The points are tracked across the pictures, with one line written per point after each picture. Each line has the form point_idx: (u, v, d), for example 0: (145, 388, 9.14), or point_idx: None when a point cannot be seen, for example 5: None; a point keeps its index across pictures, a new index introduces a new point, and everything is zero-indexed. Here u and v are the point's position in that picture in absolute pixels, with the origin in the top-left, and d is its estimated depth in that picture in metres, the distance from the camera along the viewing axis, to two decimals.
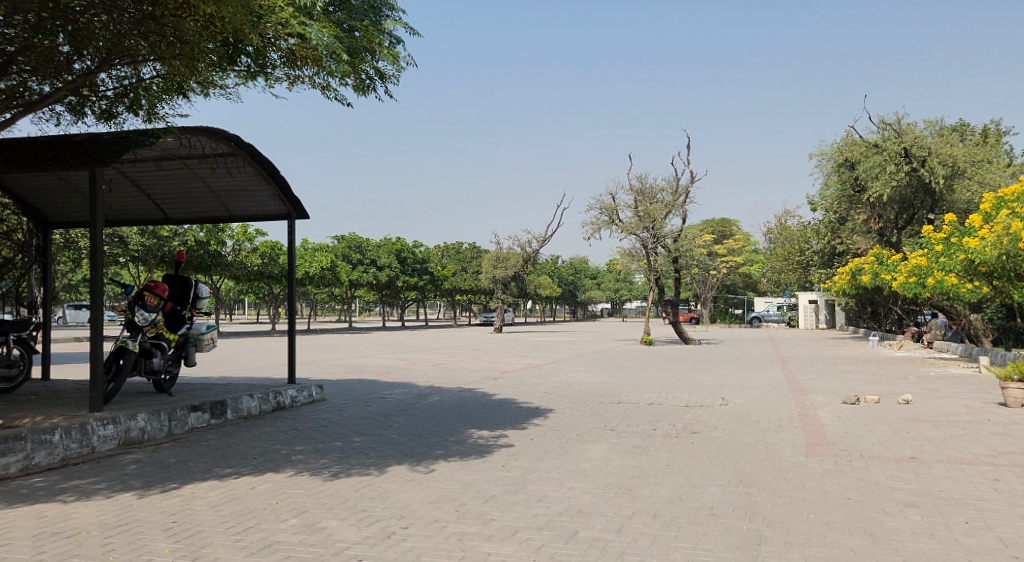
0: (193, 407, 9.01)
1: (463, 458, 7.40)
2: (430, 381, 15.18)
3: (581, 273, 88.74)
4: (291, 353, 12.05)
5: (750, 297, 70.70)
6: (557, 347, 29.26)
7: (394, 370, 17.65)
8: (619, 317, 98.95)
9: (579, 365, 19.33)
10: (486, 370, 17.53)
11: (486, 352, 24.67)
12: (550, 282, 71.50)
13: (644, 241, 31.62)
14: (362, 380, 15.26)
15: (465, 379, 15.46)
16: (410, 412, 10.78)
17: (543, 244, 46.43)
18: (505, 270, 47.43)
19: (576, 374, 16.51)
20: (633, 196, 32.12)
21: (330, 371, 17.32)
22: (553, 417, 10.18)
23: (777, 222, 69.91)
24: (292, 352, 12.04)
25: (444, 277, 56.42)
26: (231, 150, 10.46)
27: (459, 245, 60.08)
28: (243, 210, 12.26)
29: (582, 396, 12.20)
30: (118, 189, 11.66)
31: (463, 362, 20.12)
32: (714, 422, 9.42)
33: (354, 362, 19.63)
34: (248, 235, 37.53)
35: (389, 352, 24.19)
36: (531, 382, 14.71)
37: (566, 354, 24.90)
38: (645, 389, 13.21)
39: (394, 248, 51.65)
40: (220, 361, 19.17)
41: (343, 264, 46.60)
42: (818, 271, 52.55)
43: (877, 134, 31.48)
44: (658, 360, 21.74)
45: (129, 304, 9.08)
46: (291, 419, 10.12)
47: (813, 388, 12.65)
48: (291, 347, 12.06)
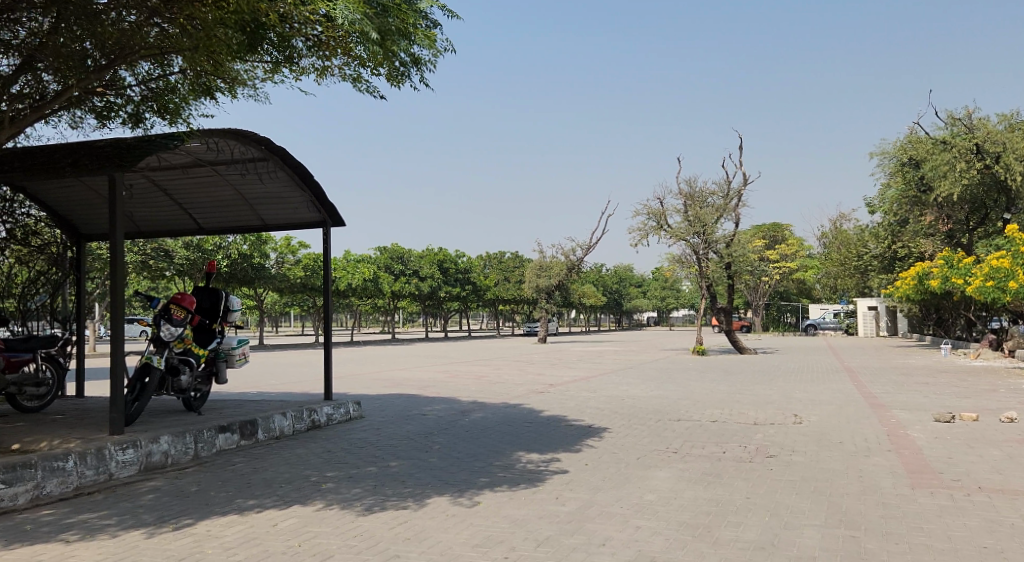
0: (221, 427, 8.38)
1: (511, 487, 6.59)
2: (473, 395, 14.40)
3: (626, 282, 87.39)
4: (327, 369, 11.32)
5: (803, 304, 68.54)
6: (605, 357, 28.25)
7: (435, 384, 16.93)
8: (665, 326, 97.14)
9: (629, 377, 18.35)
10: (532, 383, 16.68)
11: (531, 364, 23.83)
12: (595, 291, 70.28)
13: (694, 247, 30.47)
14: (403, 395, 14.55)
15: (511, 393, 14.64)
16: (452, 430, 10.01)
17: (589, 252, 45.45)
18: (549, 279, 46.59)
19: (629, 387, 15.55)
20: (683, 200, 31.00)
21: (369, 385, 16.68)
22: (608, 437, 9.29)
23: (831, 225, 68.32)
24: (329, 368, 11.32)
25: (487, 287, 55.84)
26: (262, 154, 9.90)
27: (502, 255, 59.41)
28: (276, 218, 11.70)
29: (638, 412, 11.27)
30: (148, 199, 11.19)
31: (508, 374, 19.30)
32: (790, 444, 8.44)
33: (394, 375, 18.99)
34: (291, 247, 37.41)
35: (431, 364, 23.51)
36: (580, 396, 13.82)
37: (614, 365, 23.89)
38: (706, 404, 12.23)
39: (437, 259, 51.28)
40: (258, 376, 18.71)
41: (386, 276, 46.30)
42: (876, 276, 50.55)
43: (945, 130, 30.21)
44: (714, 371, 20.61)
45: (154, 319, 8.47)
46: (325, 439, 9.44)
47: (894, 405, 11.54)
48: (327, 362, 11.33)
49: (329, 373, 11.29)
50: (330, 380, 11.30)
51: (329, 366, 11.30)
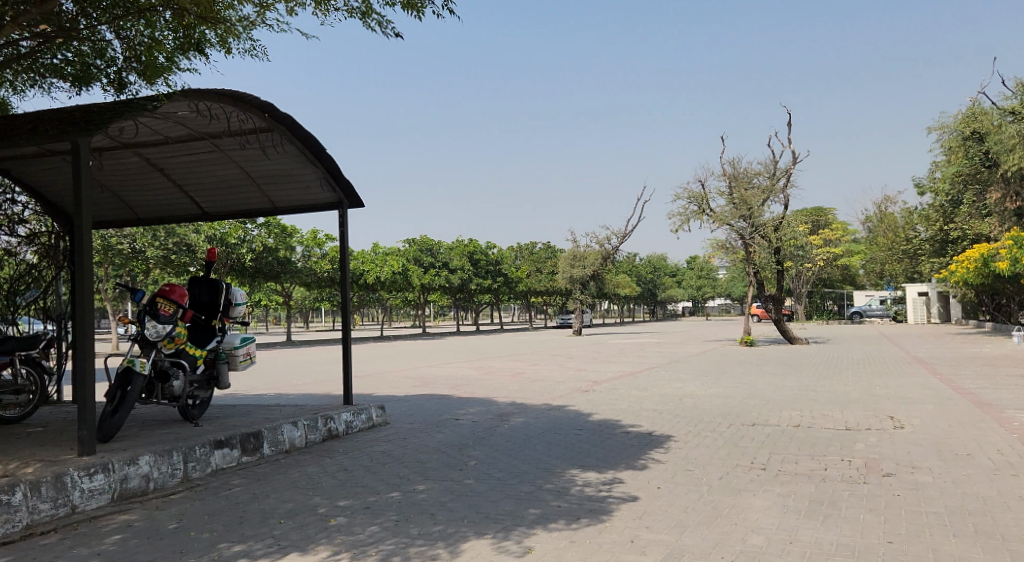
0: (217, 442, 7.05)
1: (572, 524, 5.14)
2: (511, 396, 12.97)
3: (660, 272, 85.41)
4: (347, 367, 9.94)
5: (847, 291, 65.99)
6: (647, 350, 26.69)
7: (469, 382, 15.55)
8: (701, 316, 94.81)
9: (680, 372, 16.81)
10: (574, 381, 15.22)
11: (570, 358, 22.34)
12: (629, 281, 68.51)
13: (740, 232, 28.72)
14: (434, 396, 13.19)
15: (553, 393, 13.16)
16: (490, 440, 8.57)
17: (624, 240, 43.78)
18: (583, 269, 45.03)
19: (683, 383, 14.00)
20: (726, 181, 29.26)
21: (396, 384, 15.35)
22: (677, 448, 7.80)
23: (876, 208, 65.83)
24: (348, 367, 9.94)
25: (519, 279, 54.45)
26: (266, 124, 8.58)
27: (534, 246, 57.92)
28: (286, 199, 10.38)
29: (703, 416, 9.73)
30: (143, 180, 9.92)
31: (547, 370, 17.88)
32: (907, 458, 6.85)
33: (424, 373, 17.66)
34: (318, 240, 36.40)
35: (464, 359, 22.18)
36: (631, 395, 12.31)
37: (660, 359, 22.35)
38: (780, 405, 10.65)
39: (468, 250, 50.01)
40: (280, 377, 17.51)
41: (415, 268, 45.11)
42: (927, 261, 48.18)
43: (1012, 100, 27.95)
44: (770, 364, 18.94)
45: (137, 315, 7.15)
46: (343, 452, 8.09)
47: (1007, 405, 9.85)
48: (347, 360, 9.94)
49: (349, 373, 9.92)
50: (350, 380, 9.93)
51: (349, 364, 9.92)
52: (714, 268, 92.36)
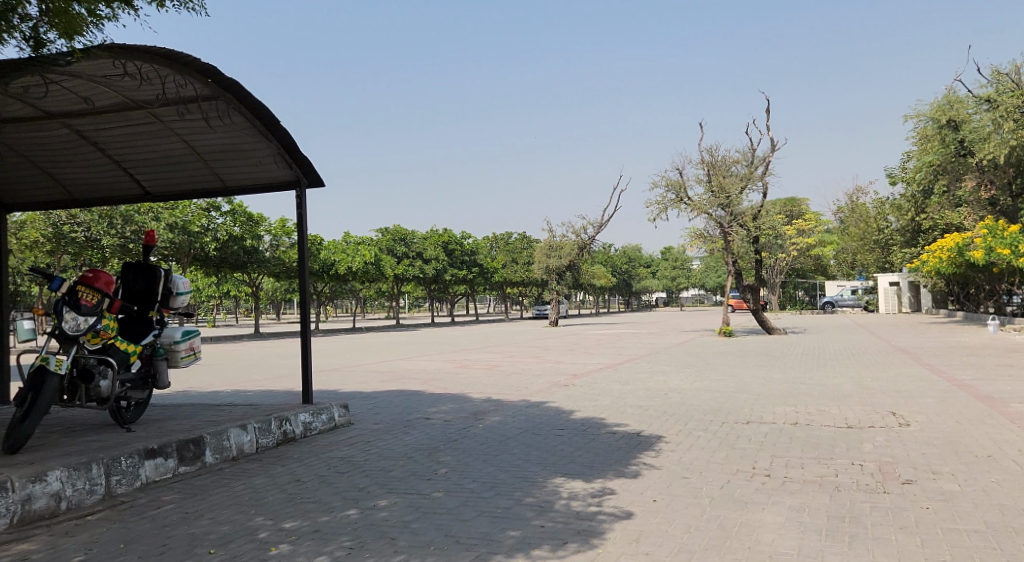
0: (148, 451, 6.15)
1: (556, 549, 4.34)
2: (485, 392, 12.17)
3: (635, 262, 85.10)
4: (305, 363, 9.05)
5: (821, 281, 66.16)
6: (625, 341, 26.10)
7: (441, 376, 14.74)
8: (676, 306, 94.83)
9: (662, 364, 16.14)
10: (552, 374, 14.48)
11: (547, 350, 21.61)
12: (604, 271, 68.09)
13: (718, 221, 28.18)
14: (402, 392, 12.35)
15: (530, 388, 12.40)
16: (462, 443, 7.76)
17: (600, 230, 43.17)
18: (559, 260, 44.35)
19: (666, 376, 13.31)
20: (704, 169, 28.68)
21: (363, 380, 14.50)
22: (670, 451, 7.05)
23: (849, 199, 65.94)
24: (307, 362, 9.06)
25: (493, 269, 53.66)
26: (210, 91, 7.61)
27: (509, 236, 57.15)
28: (238, 176, 9.40)
29: (694, 413, 9.00)
30: (75, 155, 8.93)
31: (523, 363, 17.15)
32: (925, 461, 6.15)
33: (394, 367, 16.83)
34: (286, 230, 35.28)
35: (437, 351, 21.37)
36: (613, 390, 11.58)
37: (639, 350, 21.73)
38: (773, 400, 9.95)
39: (441, 240, 49.05)
40: (241, 372, 16.55)
41: (387, 258, 44.09)
42: (900, 251, 48.26)
43: (989, 86, 27.59)
44: (752, 356, 18.35)
45: (55, 306, 6.27)
46: (296, 459, 7.22)
47: (1013, 399, 9.23)
48: (305, 355, 9.06)
49: (308, 369, 9.04)
50: (309, 377, 9.06)
51: (307, 360, 9.04)
52: (688, 259, 92.32)
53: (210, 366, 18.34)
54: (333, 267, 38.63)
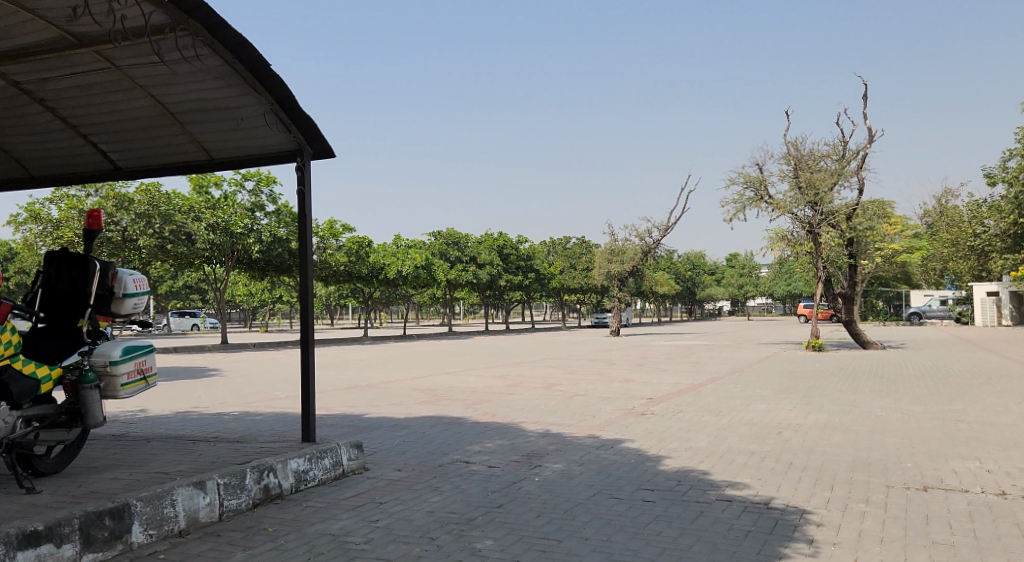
0: (28, 537, 3.97)
1: None
2: (543, 422, 9.78)
3: (699, 270, 81.38)
4: (305, 383, 6.87)
5: (903, 290, 61.58)
6: (698, 355, 23.37)
7: (491, 398, 12.41)
8: (742, 316, 90.57)
9: (756, 388, 13.47)
10: (623, 399, 11.99)
11: (612, 365, 19.15)
12: (667, 278, 64.96)
13: (805, 221, 25.21)
14: (443, 421, 10.06)
15: (599, 419, 9.97)
16: (510, 513, 5.41)
17: (666, 233, 40.34)
18: (621, 266, 41.63)
19: (768, 406, 10.72)
20: (789, 164, 25.73)
21: (398, 400, 12.27)
22: (831, 544, 4.56)
23: (936, 202, 61.36)
24: (309, 383, 6.90)
25: (551, 275, 51.20)
26: (168, 18, 5.45)
27: (567, 241, 54.72)
28: (225, 146, 7.29)
29: (833, 469, 6.47)
30: (17, 118, 6.95)
31: (588, 382, 14.70)
32: None
33: (438, 384, 14.60)
34: (333, 231, 33.87)
35: (488, 365, 19.07)
36: (709, 425, 9.08)
37: (720, 366, 19.03)
38: (934, 449, 7.33)
39: (496, 244, 46.90)
40: (266, 388, 14.54)
41: (440, 263, 42.09)
42: (999, 258, 43.88)
43: None
44: (860, 377, 15.48)
45: None
46: (271, 534, 5.00)
47: None
48: (305, 373, 6.88)
49: (311, 391, 6.90)
50: (311, 401, 6.90)
51: (309, 379, 6.88)
52: (754, 266, 88.22)
53: (237, 380, 16.44)
54: (383, 271, 36.82)
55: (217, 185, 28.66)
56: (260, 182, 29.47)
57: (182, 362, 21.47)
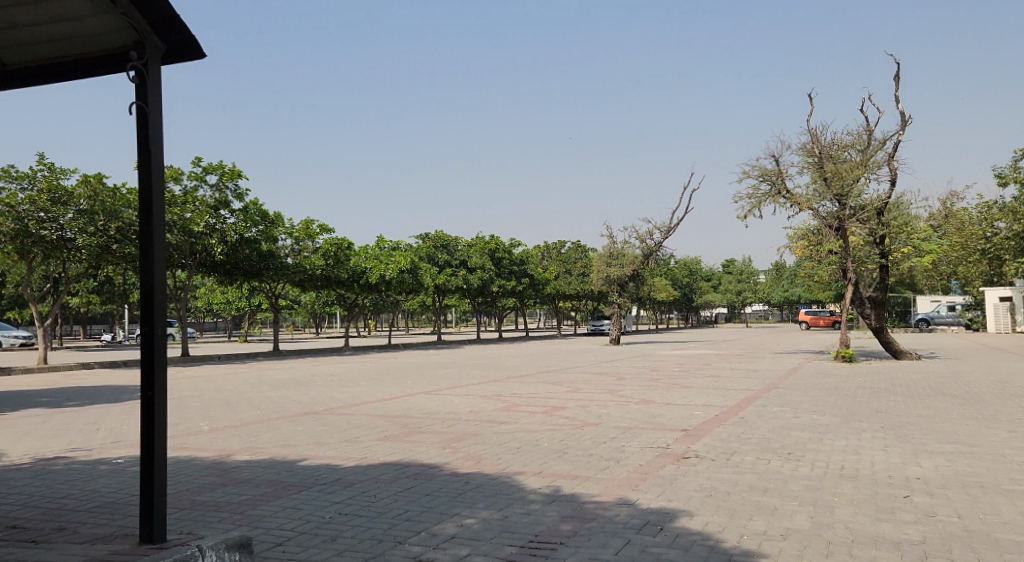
0: None
1: None
2: (547, 474, 6.89)
3: (698, 276, 78.46)
4: (147, 435, 4.02)
5: (913, 295, 58.88)
6: (718, 368, 20.53)
7: (477, 431, 9.51)
8: (741, 322, 87.58)
9: (813, 412, 10.60)
10: (651, 432, 9.10)
11: (622, 381, 16.28)
12: (667, 282, 62.22)
13: (830, 217, 22.39)
14: (407, 470, 7.12)
15: (625, 469, 7.09)
16: None
17: (669, 234, 37.57)
18: (621, 270, 38.76)
19: (851, 444, 7.86)
20: (810, 154, 22.91)
21: (353, 435, 9.32)
22: None
23: (945, 204, 58.66)
24: (151, 434, 4.03)
25: (546, 281, 48.23)
26: None
27: (562, 245, 51.84)
28: (16, 43, 4.34)
29: None
30: None
31: (599, 407, 11.77)
32: None
33: (412, 409, 11.67)
34: (309, 231, 30.87)
35: (477, 382, 16.18)
36: (794, 481, 6.21)
37: (749, 381, 16.16)
38: None
39: (488, 248, 43.95)
40: (197, 415, 11.64)
41: (425, 266, 39.10)
42: (1020, 259, 41.19)
43: None
44: (928, 395, 12.67)
45: None
46: None
47: None
48: (147, 418, 4.02)
49: (159, 445, 4.03)
50: (158, 457, 4.07)
51: (155, 428, 4.02)
52: (754, 272, 85.59)
53: (169, 400, 13.52)
54: (363, 276, 33.93)
55: (175, 179, 25.72)
56: (223, 176, 26.51)
57: (123, 380, 18.52)
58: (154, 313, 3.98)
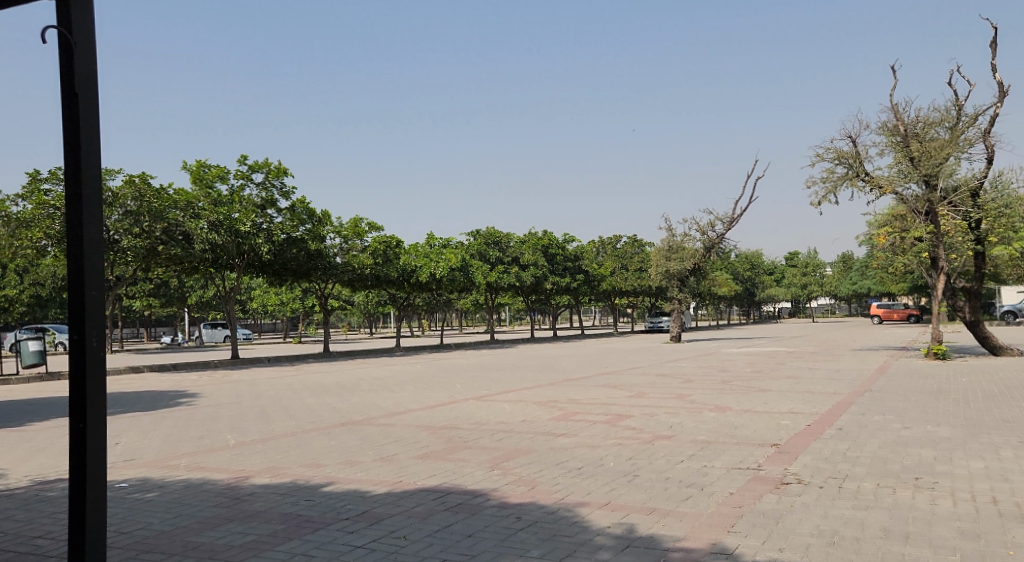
0: None
1: None
2: (617, 507, 5.60)
3: (760, 270, 75.61)
4: (79, 480, 3.10)
5: (996, 286, 55.18)
6: (794, 368, 18.84)
7: (532, 446, 8.28)
8: (807, 318, 84.15)
9: (927, 422, 9.01)
10: (738, 449, 7.71)
11: (690, 385, 14.84)
12: (728, 276, 59.93)
13: (918, 201, 20.40)
14: (447, 500, 5.94)
15: (712, 501, 5.75)
16: None
17: (732, 226, 35.69)
18: (681, 264, 37.03)
19: (996, 467, 6.34)
20: (891, 133, 20.96)
21: (390, 452, 8.20)
22: None
23: None
24: (82, 479, 3.10)
25: (601, 277, 46.75)
26: None
27: (617, 240, 50.20)
28: None
29: None
30: None
31: (669, 416, 10.40)
32: None
33: (459, 419, 10.51)
34: (357, 230, 30.17)
35: (531, 386, 14.97)
36: (941, 522, 4.80)
37: (833, 383, 14.51)
38: None
39: (541, 244, 42.70)
40: (228, 425, 10.75)
41: (476, 263, 38.06)
42: None
43: None
44: None
45: None
46: None
47: None
48: (80, 456, 3.10)
49: (93, 495, 3.12)
50: (92, 513, 3.14)
51: (88, 471, 3.10)
52: (820, 264, 82.08)
53: (204, 410, 12.71)
54: (413, 275, 33.06)
55: (221, 179, 25.25)
56: (269, 174, 25.92)
57: (166, 385, 17.94)
58: (88, 320, 3.07)
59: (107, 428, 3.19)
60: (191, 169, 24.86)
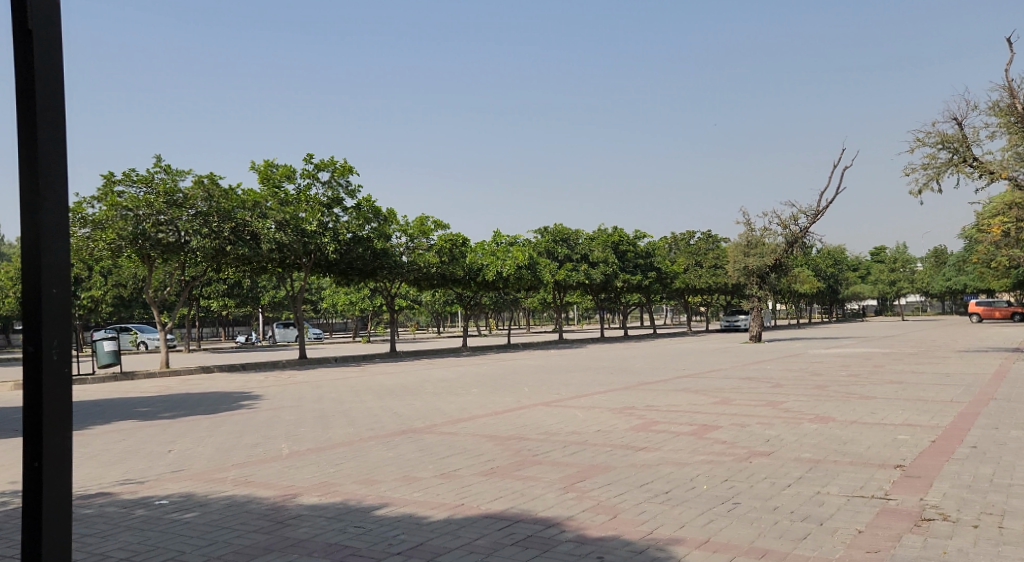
0: None
1: None
2: (721, 546, 4.63)
3: (842, 266, 72.23)
4: (33, 537, 2.35)
5: None
6: (892, 371, 17.28)
7: (610, 462, 7.34)
8: (893, 316, 80.03)
9: None
10: (855, 472, 6.59)
11: (779, 390, 13.59)
12: (808, 273, 57.32)
13: None
14: (515, 531, 5.07)
15: (837, 541, 4.71)
16: None
17: (816, 219, 33.74)
18: (760, 260, 35.29)
19: None
20: (1003, 114, 19.04)
21: (453, 466, 7.40)
22: None
23: None
24: (40, 534, 2.35)
25: (674, 274, 45.18)
26: None
27: (691, 236, 48.52)
28: None
29: None
30: None
31: (762, 427, 9.28)
32: None
33: (528, 428, 9.65)
34: (424, 228, 29.72)
35: (604, 390, 14.00)
36: None
37: (945, 390, 13.04)
38: None
39: (611, 241, 41.53)
40: (286, 431, 10.18)
41: (545, 261, 37.18)
42: None
43: None
44: None
45: None
46: None
47: None
48: (35, 505, 2.35)
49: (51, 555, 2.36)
50: None
51: (44, 525, 2.34)
52: (908, 260, 77.88)
53: (264, 413, 12.24)
54: (481, 273, 32.47)
55: (289, 178, 25.13)
56: (335, 172, 25.66)
57: (232, 386, 17.72)
58: (44, 324, 2.30)
59: (73, 467, 2.41)
60: (259, 169, 24.83)
